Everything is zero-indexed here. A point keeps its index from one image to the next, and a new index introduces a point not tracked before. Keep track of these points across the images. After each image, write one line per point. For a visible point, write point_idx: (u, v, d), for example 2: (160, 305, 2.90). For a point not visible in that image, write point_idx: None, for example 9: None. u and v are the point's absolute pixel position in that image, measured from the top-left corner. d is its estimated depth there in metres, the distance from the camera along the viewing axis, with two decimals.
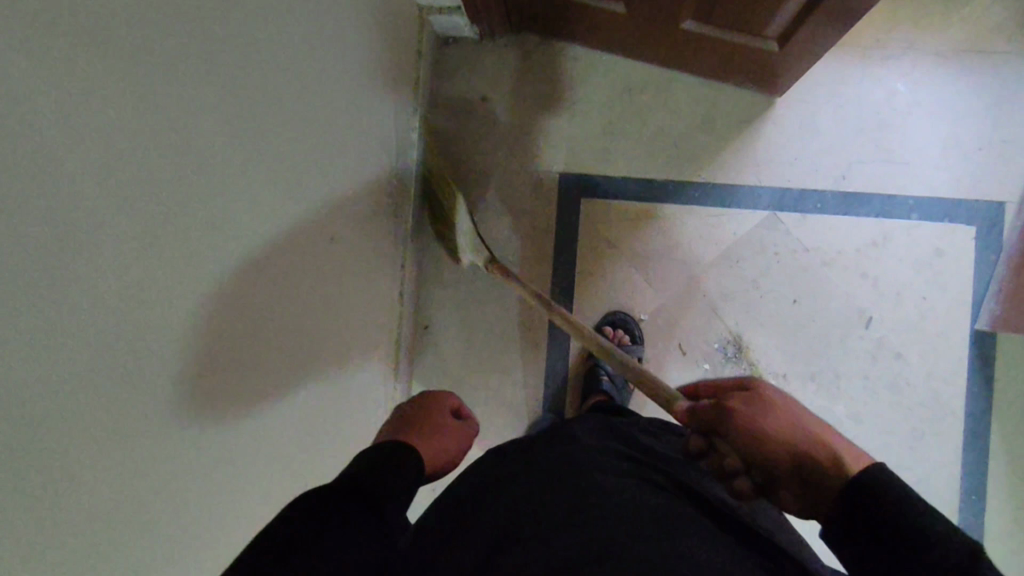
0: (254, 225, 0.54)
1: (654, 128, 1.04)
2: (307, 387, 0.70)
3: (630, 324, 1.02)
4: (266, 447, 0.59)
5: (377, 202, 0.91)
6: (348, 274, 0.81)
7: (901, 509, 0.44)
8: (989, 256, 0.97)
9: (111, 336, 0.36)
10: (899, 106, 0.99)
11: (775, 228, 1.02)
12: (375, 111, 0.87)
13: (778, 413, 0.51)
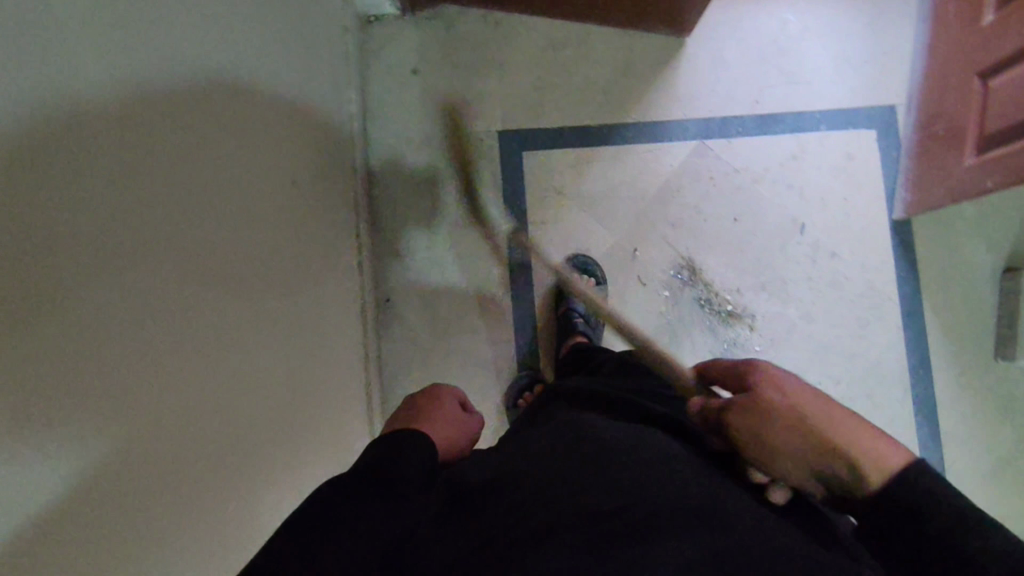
0: (193, 138, 0.52)
1: (579, 78, 1.10)
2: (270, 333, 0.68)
3: (590, 266, 1.06)
4: (235, 390, 0.57)
5: (322, 167, 0.91)
6: (295, 232, 0.79)
7: (936, 519, 0.41)
8: (892, 153, 1.08)
9: (54, 193, 0.34)
10: (792, 33, 1.10)
11: (706, 155, 1.09)
12: (309, 76, 0.87)
13: (794, 427, 0.48)
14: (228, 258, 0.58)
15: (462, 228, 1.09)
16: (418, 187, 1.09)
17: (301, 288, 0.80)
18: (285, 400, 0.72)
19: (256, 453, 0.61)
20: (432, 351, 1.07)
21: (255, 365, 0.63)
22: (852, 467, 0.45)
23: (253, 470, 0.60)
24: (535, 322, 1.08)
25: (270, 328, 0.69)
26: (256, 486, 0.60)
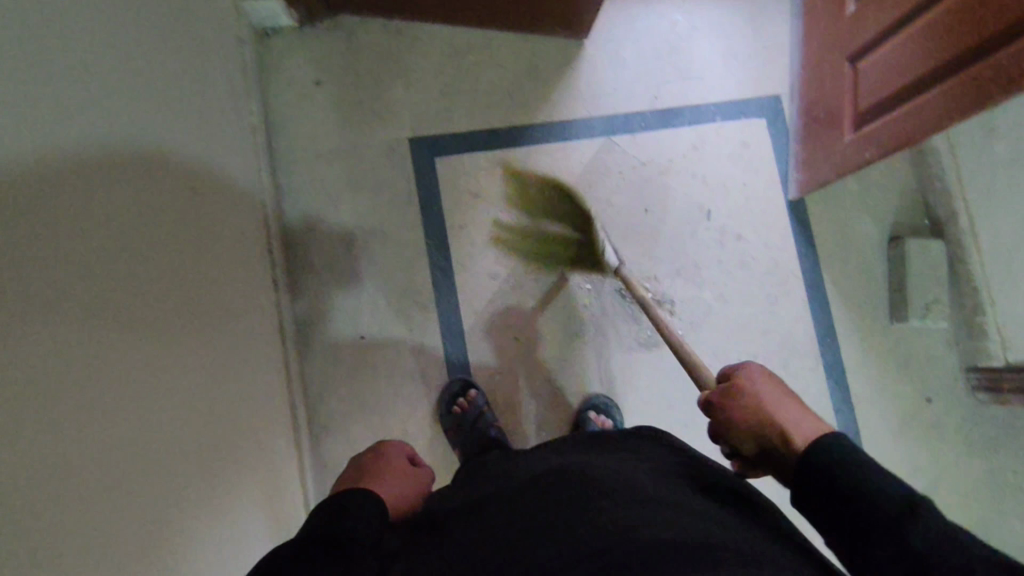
0: (60, 145, 0.49)
1: (485, 83, 1.11)
2: (173, 351, 0.64)
3: (612, 410, 1.04)
4: (122, 407, 0.53)
5: (227, 182, 0.87)
6: (201, 248, 0.75)
7: (849, 469, 0.50)
8: (782, 139, 1.15)
9: None
10: (682, 32, 1.16)
11: (613, 150, 1.13)
12: (205, 89, 0.84)
13: (747, 407, 0.61)
14: (104, 268, 0.53)
15: (380, 239, 1.07)
16: (332, 199, 1.07)
17: (211, 305, 0.76)
18: (200, 425, 0.67)
19: (159, 479, 0.57)
20: (358, 365, 1.04)
21: (154, 385, 0.59)
22: (780, 433, 0.57)
23: (150, 503, 0.55)
24: (461, 327, 1.07)
25: (172, 348, 0.64)
26: (155, 523, 0.55)
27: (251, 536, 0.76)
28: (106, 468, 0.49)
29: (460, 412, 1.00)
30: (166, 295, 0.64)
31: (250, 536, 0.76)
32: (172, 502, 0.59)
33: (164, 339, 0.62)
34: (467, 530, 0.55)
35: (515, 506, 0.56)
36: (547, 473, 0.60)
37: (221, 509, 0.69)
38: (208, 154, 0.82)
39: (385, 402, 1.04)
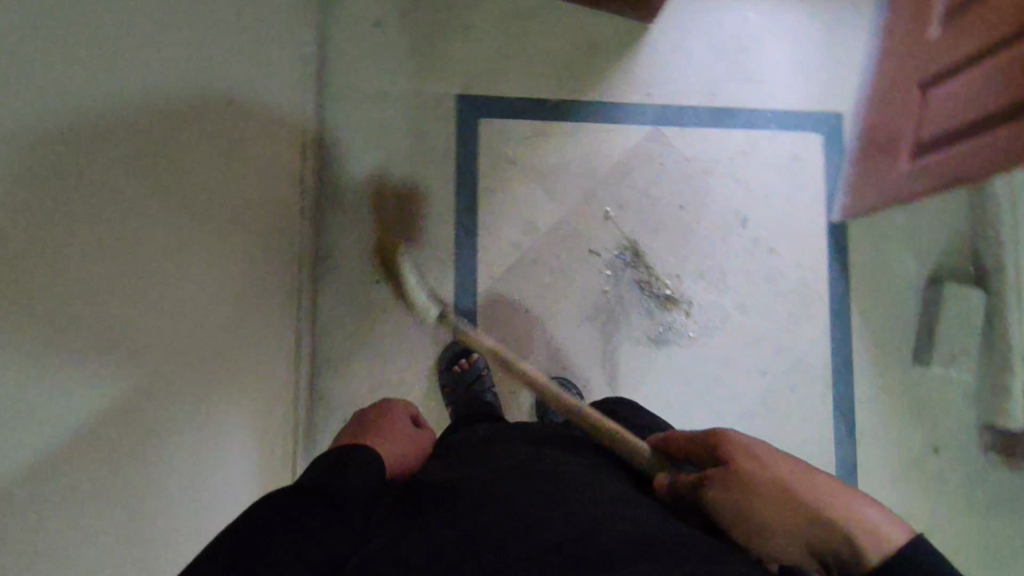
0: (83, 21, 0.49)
1: (543, 51, 1.10)
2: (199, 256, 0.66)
3: (570, 385, 1.05)
4: (129, 299, 0.54)
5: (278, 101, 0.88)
6: (243, 166, 0.76)
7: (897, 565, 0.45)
8: (835, 158, 1.12)
9: None
10: (752, 32, 1.12)
11: (659, 141, 1.10)
12: (265, 9, 0.85)
13: (755, 505, 0.53)
14: (133, 161, 0.54)
15: (411, 189, 1.07)
16: (371, 142, 1.07)
17: (244, 222, 0.77)
18: (210, 334, 0.69)
19: (155, 374, 0.58)
20: (370, 307, 1.05)
21: (170, 284, 0.60)
22: (845, 543, 0.48)
23: (139, 394, 0.56)
24: (476, 290, 1.07)
25: (198, 252, 0.66)
26: (139, 413, 0.56)
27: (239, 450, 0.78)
28: (101, 350, 0.51)
29: (459, 369, 1.02)
30: (200, 203, 0.65)
31: (239, 450, 0.78)
32: (162, 398, 0.60)
33: (190, 243, 0.64)
34: (455, 492, 0.56)
35: (498, 489, 0.55)
36: (525, 457, 0.63)
37: (214, 416, 0.71)
38: (260, 74, 0.83)
39: (389, 350, 1.05)
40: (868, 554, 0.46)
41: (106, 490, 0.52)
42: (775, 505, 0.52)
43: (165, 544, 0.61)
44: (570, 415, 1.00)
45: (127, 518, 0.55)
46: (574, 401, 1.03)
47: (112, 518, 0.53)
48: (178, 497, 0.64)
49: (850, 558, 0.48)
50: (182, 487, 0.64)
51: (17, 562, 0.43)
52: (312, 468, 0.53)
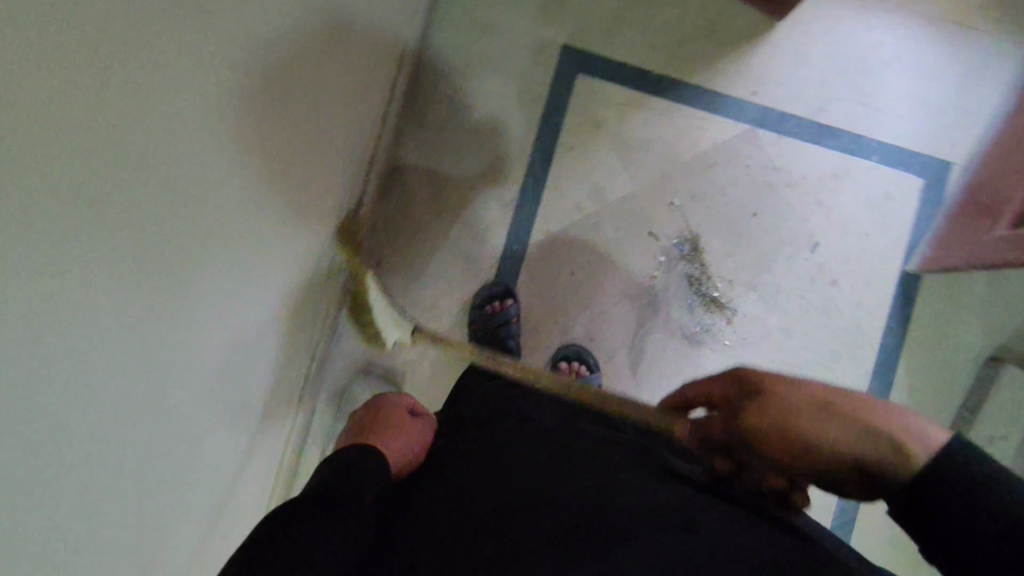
0: None
1: (661, 22, 1.07)
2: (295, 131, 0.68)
3: (584, 355, 1.05)
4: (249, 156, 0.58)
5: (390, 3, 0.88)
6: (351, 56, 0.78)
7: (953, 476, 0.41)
8: (929, 208, 1.06)
9: None
10: (883, 56, 1.06)
11: (752, 142, 1.07)
12: None
13: (789, 421, 0.48)
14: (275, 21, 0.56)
15: (493, 124, 1.07)
16: (467, 69, 1.07)
17: (341, 112, 0.79)
18: (291, 209, 0.72)
19: (247, 228, 0.62)
20: (424, 228, 1.07)
21: (277, 150, 0.63)
22: (885, 451, 0.44)
23: (233, 244, 0.60)
24: (529, 240, 1.07)
25: (302, 126, 0.68)
26: (230, 262, 0.60)
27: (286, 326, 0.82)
28: (218, 192, 0.54)
29: (492, 311, 1.03)
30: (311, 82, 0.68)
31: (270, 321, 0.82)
32: (247, 256, 0.64)
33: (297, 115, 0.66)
34: (464, 480, 0.59)
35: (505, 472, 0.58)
36: (536, 426, 0.68)
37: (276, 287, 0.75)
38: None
39: (431, 275, 1.07)
40: (904, 459, 0.43)
41: (196, 327, 0.56)
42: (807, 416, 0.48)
43: (218, 391, 0.65)
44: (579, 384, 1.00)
45: (201, 359, 0.59)
46: (585, 371, 1.03)
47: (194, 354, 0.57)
48: (239, 352, 0.67)
49: (893, 471, 0.43)
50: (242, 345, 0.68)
51: (127, 369, 0.47)
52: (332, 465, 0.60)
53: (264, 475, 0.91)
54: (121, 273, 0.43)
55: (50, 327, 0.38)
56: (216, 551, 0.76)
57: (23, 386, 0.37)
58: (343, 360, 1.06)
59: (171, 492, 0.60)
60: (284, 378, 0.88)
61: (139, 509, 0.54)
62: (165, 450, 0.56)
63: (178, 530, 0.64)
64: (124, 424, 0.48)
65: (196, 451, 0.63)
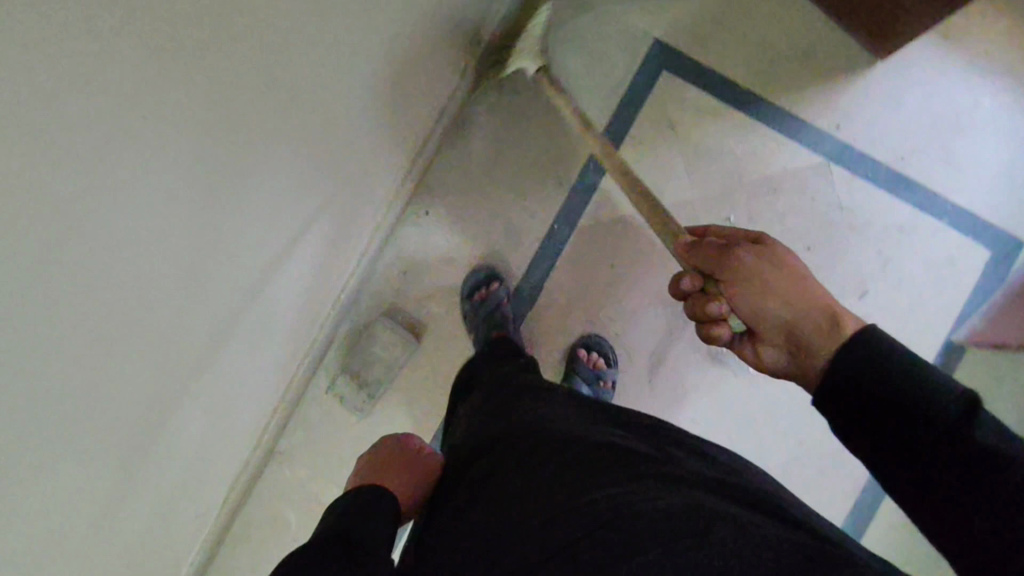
0: None
1: (758, 37, 1.05)
2: (347, 37, 0.67)
3: (604, 348, 1.04)
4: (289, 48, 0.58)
5: None
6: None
7: (867, 354, 0.48)
8: (990, 282, 1.03)
9: None
10: (977, 117, 1.03)
11: (823, 177, 1.04)
12: None
13: (768, 275, 0.56)
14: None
15: (568, 103, 1.07)
16: (553, 42, 1.06)
17: (398, 38, 0.79)
18: (326, 118, 0.72)
19: (280, 118, 0.62)
20: (477, 189, 1.07)
21: (318, 46, 0.63)
22: (829, 323, 0.52)
23: (265, 129, 0.60)
24: (577, 224, 1.06)
25: (348, 32, 0.68)
26: (259, 146, 0.60)
27: (307, 241, 0.83)
28: (259, 68, 0.54)
29: (477, 300, 1.03)
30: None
31: (309, 238, 0.83)
32: (277, 147, 0.64)
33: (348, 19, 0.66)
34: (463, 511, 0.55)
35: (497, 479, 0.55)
36: (524, 424, 0.61)
37: (302, 195, 0.75)
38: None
39: (472, 235, 1.07)
40: (841, 333, 0.51)
41: (217, 198, 0.57)
42: (785, 276, 0.56)
43: (223, 273, 0.65)
44: (593, 376, 1.01)
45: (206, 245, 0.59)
46: (602, 364, 1.03)
47: (210, 223, 0.57)
48: (249, 240, 0.68)
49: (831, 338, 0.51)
50: (254, 235, 0.68)
51: (149, 215, 0.48)
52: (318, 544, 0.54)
53: (259, 384, 0.92)
54: (166, 117, 0.44)
55: (103, 151, 0.39)
56: (187, 433, 0.77)
57: (68, 203, 0.38)
58: (370, 298, 1.06)
59: (162, 354, 0.61)
60: (298, 294, 0.89)
61: (132, 359, 0.56)
62: (165, 308, 0.57)
63: (161, 395, 0.65)
64: (136, 267, 0.49)
65: (191, 323, 0.64)
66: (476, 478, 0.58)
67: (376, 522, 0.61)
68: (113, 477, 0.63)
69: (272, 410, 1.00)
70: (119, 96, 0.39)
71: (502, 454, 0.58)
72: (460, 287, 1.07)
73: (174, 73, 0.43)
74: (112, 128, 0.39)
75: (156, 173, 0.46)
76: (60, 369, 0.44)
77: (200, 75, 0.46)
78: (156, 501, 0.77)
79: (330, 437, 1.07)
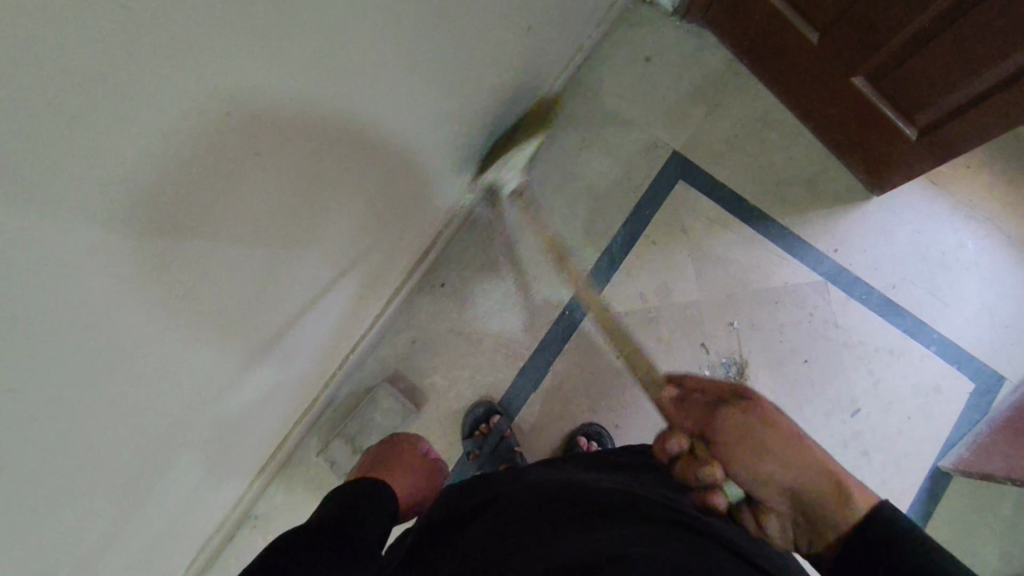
0: None
1: (767, 161, 1.14)
2: (391, 99, 0.72)
3: (603, 438, 1.02)
4: (341, 98, 0.61)
5: (520, 56, 0.97)
6: (465, 68, 0.85)
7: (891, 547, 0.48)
8: (976, 413, 1.07)
9: None
10: (961, 257, 1.11)
11: (821, 294, 1.11)
12: None
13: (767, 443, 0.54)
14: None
15: (588, 197, 1.12)
16: (580, 141, 1.14)
17: (433, 112, 0.84)
18: (360, 174, 0.75)
19: (320, 160, 0.65)
20: (493, 266, 1.10)
21: (366, 101, 0.67)
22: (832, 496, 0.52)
23: (306, 167, 0.63)
24: (587, 312, 1.09)
25: (392, 93, 0.72)
26: (298, 181, 0.63)
27: (321, 289, 0.83)
28: (317, 104, 0.58)
29: (480, 435, 1.02)
30: (417, 62, 0.73)
31: (325, 286, 0.84)
32: (310, 188, 0.66)
33: (394, 83, 0.71)
34: (461, 539, 0.59)
35: (498, 523, 0.58)
36: (574, 487, 0.61)
37: (324, 240, 0.77)
38: (530, 18, 0.92)
39: (484, 311, 1.09)
40: (851, 508, 0.51)
41: (250, 216, 0.58)
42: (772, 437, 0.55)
43: (240, 300, 0.66)
44: None
45: (227, 267, 0.59)
46: None
47: (240, 236, 0.58)
48: (270, 271, 0.69)
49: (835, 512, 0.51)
50: (274, 269, 0.69)
51: (189, 214, 0.48)
52: (305, 537, 0.58)
53: (253, 435, 0.89)
54: (228, 128, 0.47)
55: (171, 129, 0.41)
56: (172, 472, 0.74)
57: (127, 170, 0.39)
58: (377, 362, 1.06)
59: (167, 372, 0.60)
60: (308, 345, 0.89)
61: (137, 362, 0.54)
62: (178, 319, 0.56)
63: (155, 421, 0.63)
64: (165, 266, 0.49)
65: (202, 344, 0.64)
66: (507, 522, 0.58)
67: (366, 527, 0.66)
68: (92, 497, 0.59)
69: (259, 466, 0.96)
70: (201, 83, 0.41)
71: (507, 507, 0.61)
72: (467, 360, 1.07)
73: (247, 88, 0.46)
74: (185, 112, 0.41)
75: (206, 170, 0.47)
76: (65, 342, 0.43)
77: (269, 90, 0.49)
78: (124, 541, 0.72)
79: (312, 503, 1.02)
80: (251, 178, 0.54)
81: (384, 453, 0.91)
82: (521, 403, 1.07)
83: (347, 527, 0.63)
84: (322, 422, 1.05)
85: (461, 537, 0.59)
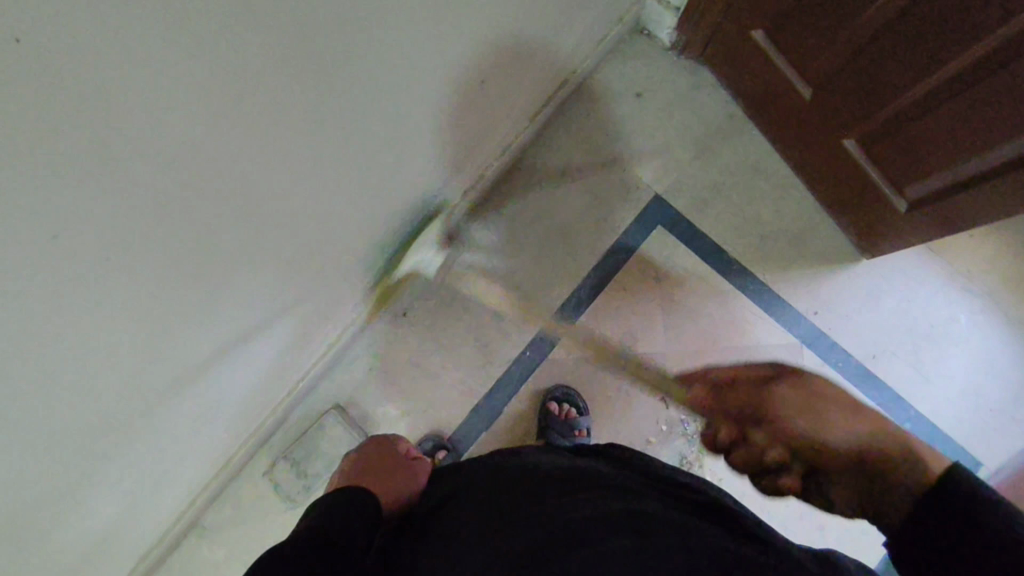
0: None
1: (753, 213, 1.09)
2: (343, 158, 0.71)
3: (572, 398, 1.05)
4: (275, 170, 0.61)
5: (496, 97, 0.94)
6: (431, 117, 0.83)
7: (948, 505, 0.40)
8: None
9: None
10: (950, 331, 1.05)
11: (794, 357, 1.06)
12: (548, 25, 0.91)
13: (827, 406, 0.48)
14: (360, 53, 0.61)
15: (560, 236, 1.09)
16: (559, 177, 1.11)
17: (396, 161, 0.83)
18: (305, 228, 0.74)
19: (254, 223, 0.64)
20: (458, 300, 1.09)
21: (309, 166, 0.66)
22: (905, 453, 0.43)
23: (234, 234, 0.62)
24: (549, 354, 1.07)
25: (342, 153, 0.70)
26: (227, 248, 0.63)
27: (268, 329, 0.83)
28: (240, 178, 0.57)
29: None
30: (372, 121, 0.71)
31: (276, 325, 0.85)
32: (243, 251, 0.66)
33: (344, 144, 0.69)
34: (443, 524, 0.59)
35: (470, 509, 0.58)
36: (534, 469, 0.61)
37: (268, 287, 0.76)
38: (507, 64, 0.89)
39: (444, 345, 1.08)
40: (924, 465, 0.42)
41: (167, 290, 0.58)
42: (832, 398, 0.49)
43: (168, 357, 0.66)
44: (567, 430, 1.00)
45: (142, 337, 0.59)
46: (573, 415, 1.02)
47: (161, 307, 0.59)
48: (206, 325, 0.69)
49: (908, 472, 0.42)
50: (210, 325, 0.69)
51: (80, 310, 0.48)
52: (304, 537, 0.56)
53: (197, 457, 0.91)
54: (110, 244, 0.46)
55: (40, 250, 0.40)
56: (103, 504, 0.76)
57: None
58: (331, 386, 1.07)
59: (83, 434, 0.61)
60: (255, 377, 0.89)
61: (48, 431, 0.55)
62: (85, 394, 0.57)
63: (73, 476, 0.64)
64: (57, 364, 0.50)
65: (125, 403, 0.64)
66: (473, 507, 0.58)
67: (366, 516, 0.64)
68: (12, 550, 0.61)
69: (205, 483, 0.99)
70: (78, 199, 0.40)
71: (473, 491, 0.61)
72: (422, 393, 1.07)
73: (128, 201, 0.45)
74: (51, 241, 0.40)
75: (100, 271, 0.47)
76: None
77: (174, 178, 0.48)
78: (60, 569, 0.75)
79: (259, 519, 1.04)
80: (166, 256, 0.54)
81: (366, 460, 0.89)
82: (471, 440, 1.06)
83: (343, 522, 0.61)
84: (273, 441, 1.06)
85: (439, 526, 0.59)
